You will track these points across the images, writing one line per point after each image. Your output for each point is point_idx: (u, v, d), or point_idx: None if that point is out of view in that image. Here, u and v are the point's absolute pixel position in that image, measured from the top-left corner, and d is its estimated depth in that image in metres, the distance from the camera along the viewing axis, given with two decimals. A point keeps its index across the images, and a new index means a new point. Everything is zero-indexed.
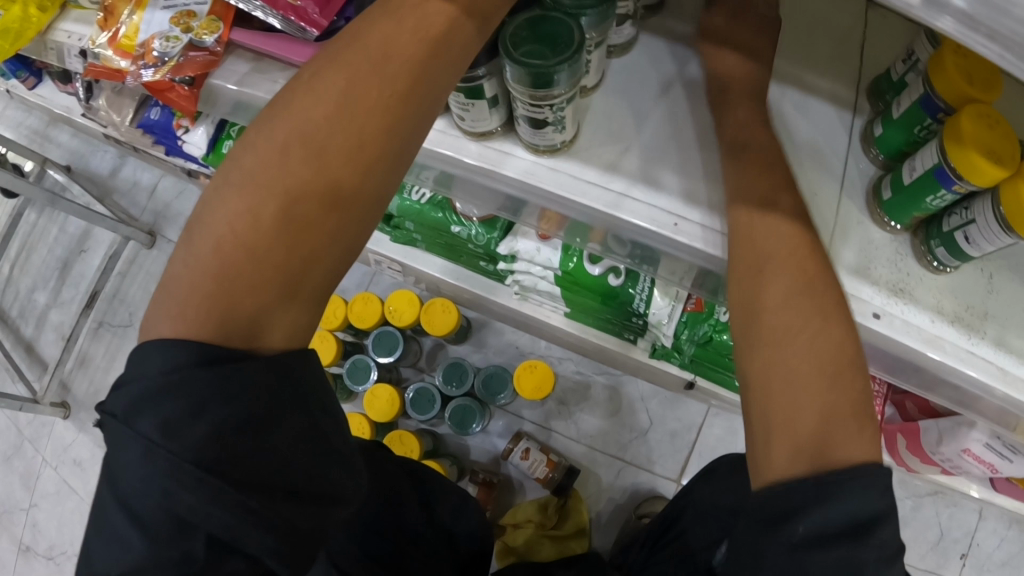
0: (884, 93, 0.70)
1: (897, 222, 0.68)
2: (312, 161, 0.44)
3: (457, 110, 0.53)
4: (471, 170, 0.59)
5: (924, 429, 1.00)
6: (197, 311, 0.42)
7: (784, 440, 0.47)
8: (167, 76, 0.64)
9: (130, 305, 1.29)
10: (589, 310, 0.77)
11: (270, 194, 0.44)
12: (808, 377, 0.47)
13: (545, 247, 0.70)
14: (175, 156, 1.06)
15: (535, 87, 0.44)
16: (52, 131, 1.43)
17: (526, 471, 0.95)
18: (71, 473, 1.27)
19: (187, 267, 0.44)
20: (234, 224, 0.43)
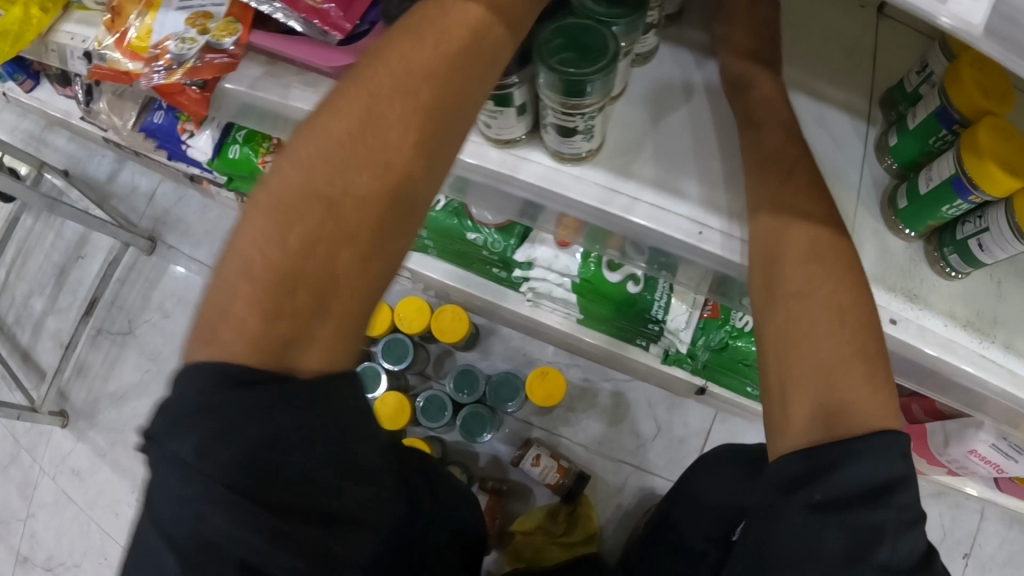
0: (897, 103, 0.71)
1: (912, 231, 0.68)
2: (343, 180, 0.43)
3: (483, 118, 0.53)
4: (493, 176, 0.59)
5: (931, 431, 1.02)
6: (234, 344, 0.41)
7: (805, 409, 0.49)
8: (182, 79, 0.63)
9: (128, 312, 1.24)
10: (604, 317, 0.76)
11: (302, 220, 0.43)
12: (829, 355, 0.50)
13: (564, 255, 0.69)
14: (176, 162, 1.04)
15: (568, 95, 0.44)
16: (49, 135, 1.41)
17: (536, 477, 0.94)
18: (69, 483, 1.24)
19: (221, 300, 0.43)
20: (268, 249, 0.43)
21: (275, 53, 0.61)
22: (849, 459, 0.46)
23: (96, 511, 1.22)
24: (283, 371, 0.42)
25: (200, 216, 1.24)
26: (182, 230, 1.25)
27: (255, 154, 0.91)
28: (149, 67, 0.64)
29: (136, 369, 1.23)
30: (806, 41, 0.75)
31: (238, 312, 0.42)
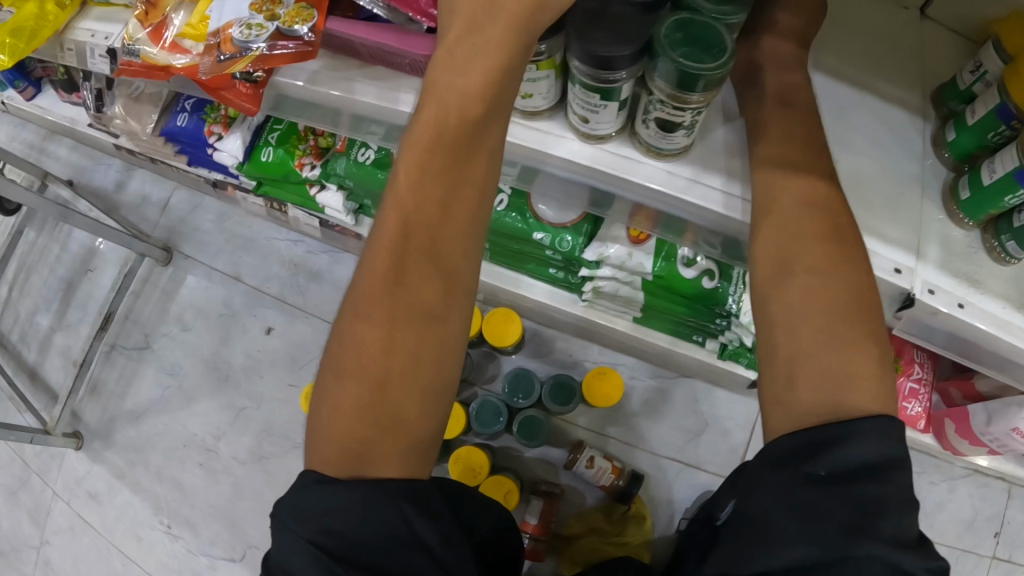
0: (948, 100, 0.71)
1: (971, 220, 0.66)
2: (405, 255, 0.50)
3: (581, 111, 0.54)
4: (586, 172, 0.60)
5: (971, 411, 0.95)
6: (356, 427, 0.48)
7: (805, 387, 0.49)
8: (249, 68, 0.59)
9: (145, 326, 1.17)
10: (671, 313, 0.78)
11: (385, 302, 0.50)
12: (822, 323, 0.50)
13: (636, 252, 0.70)
14: (197, 166, 1.01)
15: (684, 89, 0.48)
16: (51, 145, 1.36)
17: (589, 478, 0.92)
18: (85, 508, 1.18)
19: (340, 398, 0.49)
20: (369, 313, 0.50)
21: (348, 42, 0.59)
22: (845, 440, 0.45)
23: (115, 537, 1.14)
24: (400, 417, 0.50)
25: (218, 224, 1.19)
26: (199, 239, 1.19)
27: (291, 157, 0.87)
28: (209, 53, 0.61)
29: (154, 385, 1.15)
30: (861, 28, 0.73)
31: (350, 371, 0.50)
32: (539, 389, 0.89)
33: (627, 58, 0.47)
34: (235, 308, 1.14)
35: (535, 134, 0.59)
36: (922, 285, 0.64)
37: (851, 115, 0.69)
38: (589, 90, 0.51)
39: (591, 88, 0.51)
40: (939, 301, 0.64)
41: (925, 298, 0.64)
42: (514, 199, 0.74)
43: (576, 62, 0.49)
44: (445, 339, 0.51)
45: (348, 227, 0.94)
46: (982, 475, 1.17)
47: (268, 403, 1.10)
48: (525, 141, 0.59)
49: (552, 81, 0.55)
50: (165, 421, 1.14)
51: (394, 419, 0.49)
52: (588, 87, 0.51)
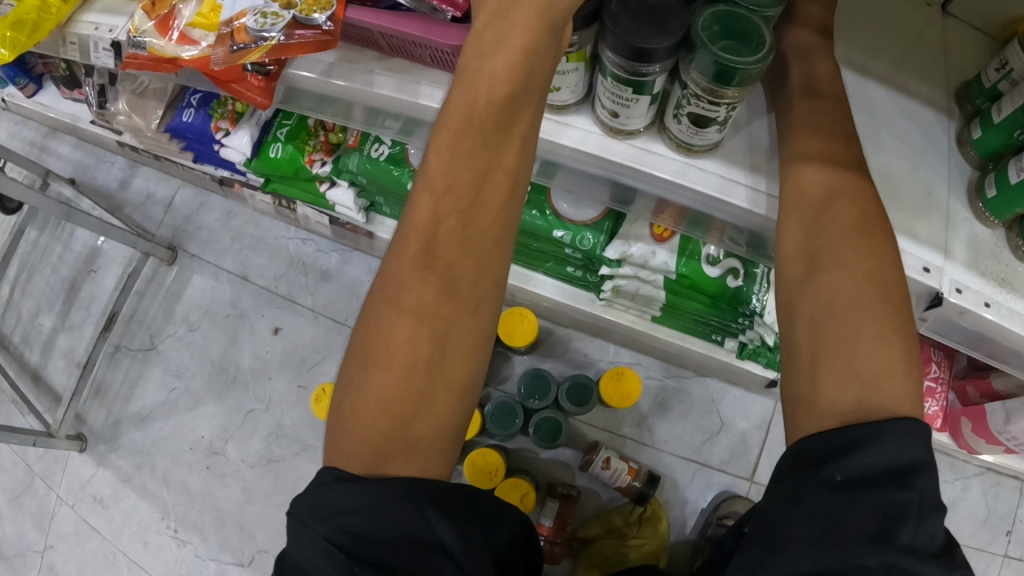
0: (974, 98, 0.69)
1: (996, 218, 0.64)
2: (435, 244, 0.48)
3: (611, 106, 0.52)
4: (613, 168, 0.57)
5: (988, 410, 0.94)
6: (380, 423, 0.47)
7: (830, 383, 0.47)
8: (264, 58, 0.56)
9: (150, 327, 1.14)
10: (693, 313, 0.76)
11: (414, 290, 0.48)
12: (848, 314, 0.48)
13: (660, 250, 0.68)
14: (203, 163, 0.99)
15: (722, 82, 0.47)
16: (52, 142, 1.34)
17: (606, 480, 0.90)
18: (92, 512, 1.15)
19: (366, 388, 0.48)
20: (397, 318, 0.48)
21: (362, 33, 0.58)
22: (870, 440, 0.43)
23: (122, 541, 1.12)
24: (422, 428, 0.47)
25: (224, 223, 1.16)
26: (205, 239, 1.16)
27: (301, 155, 0.85)
28: (221, 44, 0.58)
29: (160, 387, 1.13)
30: (886, 20, 0.71)
31: (375, 376, 0.48)
32: (556, 390, 0.86)
33: (664, 52, 0.46)
34: (243, 308, 1.12)
35: (561, 130, 0.57)
36: (949, 284, 0.63)
37: (877, 108, 0.67)
38: (621, 84, 0.49)
39: (624, 81, 0.49)
40: (966, 300, 0.63)
41: (954, 297, 0.62)
42: (533, 196, 0.72)
43: (609, 54, 0.48)
44: (471, 344, 0.50)
45: (359, 224, 0.91)
46: (996, 473, 1.15)
47: (277, 405, 1.08)
48: (546, 134, 0.57)
49: (580, 75, 0.53)
50: (172, 424, 1.11)
51: (415, 428, 0.47)
52: (620, 81, 0.49)
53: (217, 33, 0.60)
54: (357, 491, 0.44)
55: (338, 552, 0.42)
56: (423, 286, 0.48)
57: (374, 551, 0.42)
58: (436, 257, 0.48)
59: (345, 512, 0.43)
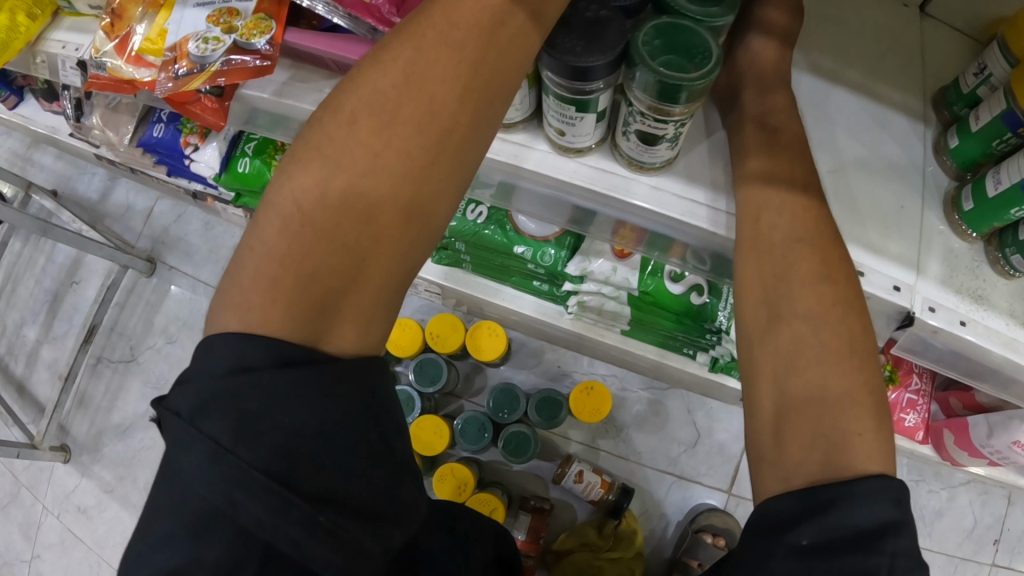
0: (952, 104, 0.67)
1: (973, 232, 0.63)
2: (372, 167, 0.44)
3: (557, 124, 0.52)
4: (567, 188, 0.57)
5: (971, 423, 0.92)
6: (269, 325, 0.41)
7: (801, 434, 0.46)
8: (207, 85, 0.59)
9: (130, 338, 1.14)
10: (662, 328, 0.75)
11: (331, 210, 0.43)
12: (812, 360, 0.47)
13: (621, 267, 0.68)
14: (176, 177, 0.98)
15: (668, 100, 0.45)
16: (35, 153, 1.34)
17: (578, 494, 0.90)
18: (77, 523, 1.16)
19: (257, 289, 0.42)
20: (300, 201, 0.43)
21: (307, 53, 0.59)
22: (842, 500, 0.41)
23: (106, 552, 1.13)
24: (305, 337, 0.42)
25: (203, 234, 1.16)
26: (184, 250, 1.16)
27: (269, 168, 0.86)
28: (165, 69, 0.60)
29: (142, 398, 1.13)
30: (858, 26, 0.69)
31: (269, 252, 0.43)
32: (525, 404, 0.86)
33: (603, 69, 0.45)
34: None
35: (512, 150, 0.56)
36: (921, 302, 0.60)
37: (846, 118, 0.65)
38: (564, 102, 0.48)
39: (566, 100, 0.48)
40: (939, 319, 0.60)
41: (926, 317, 0.60)
42: (494, 212, 0.72)
43: (548, 73, 0.47)
44: (382, 273, 0.45)
45: None
46: (983, 480, 1.13)
47: None
48: (499, 154, 0.56)
49: (525, 91, 0.52)
50: (155, 434, 1.12)
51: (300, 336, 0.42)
52: (562, 99, 0.48)
53: (162, 57, 0.61)
54: (317, 407, 0.39)
55: (291, 499, 0.36)
56: (345, 210, 0.43)
57: (329, 486, 0.38)
58: (369, 182, 0.44)
59: (296, 433, 0.38)
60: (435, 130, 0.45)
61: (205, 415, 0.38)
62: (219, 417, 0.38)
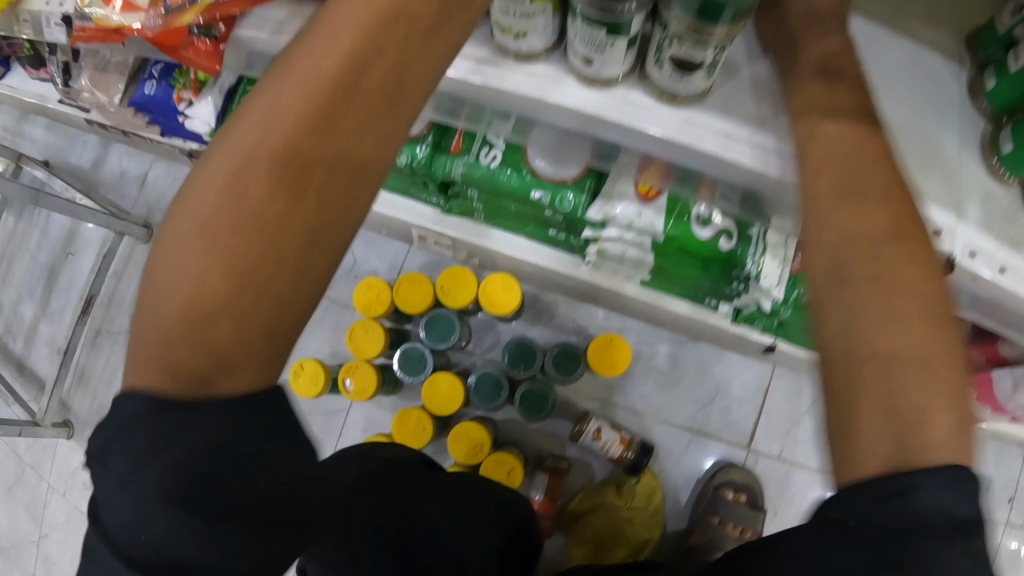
0: (986, 44, 0.58)
1: (1013, 175, 0.56)
2: (298, 158, 0.36)
3: (583, 53, 0.48)
4: (588, 122, 0.53)
5: (996, 377, 0.87)
6: (170, 366, 0.34)
7: (875, 412, 0.37)
8: (199, 18, 0.57)
9: (128, 309, 1.11)
10: (686, 276, 0.72)
11: (242, 221, 0.35)
12: (885, 317, 0.38)
13: (646, 210, 0.63)
14: (171, 137, 0.94)
15: (709, 20, 0.40)
16: (25, 125, 1.30)
17: (597, 450, 0.87)
18: (83, 500, 1.14)
19: (156, 324, 0.35)
20: (198, 214, 0.36)
21: None
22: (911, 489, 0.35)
23: None
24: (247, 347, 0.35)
25: None
26: None
27: None
28: (156, 8, 0.58)
29: None
30: None
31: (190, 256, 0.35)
32: (542, 357, 0.84)
33: None
34: None
35: (528, 83, 0.52)
36: (960, 248, 0.54)
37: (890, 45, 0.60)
38: (595, 26, 0.44)
39: (596, 23, 0.44)
40: (980, 266, 0.55)
41: (964, 263, 0.54)
42: (509, 154, 0.66)
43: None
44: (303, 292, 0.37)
45: None
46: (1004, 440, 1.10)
47: None
48: (517, 89, 0.53)
49: (548, 19, 0.47)
50: None
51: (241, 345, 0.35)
52: (592, 23, 0.44)
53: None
54: (237, 424, 0.35)
55: (217, 522, 0.33)
56: (259, 219, 0.36)
57: (257, 512, 0.34)
58: (293, 180, 0.36)
59: (204, 455, 0.33)
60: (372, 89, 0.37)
61: (110, 455, 0.34)
62: (119, 449, 0.34)
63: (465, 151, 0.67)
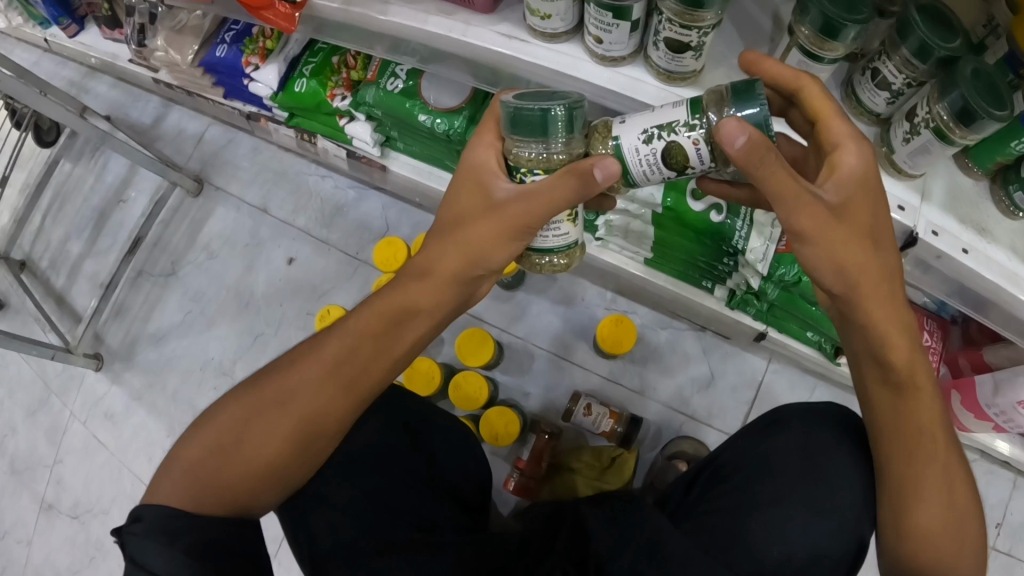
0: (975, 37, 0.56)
1: (979, 168, 0.58)
2: (315, 363, 0.57)
3: (596, 33, 0.54)
4: (601, 95, 0.59)
5: (976, 381, 0.84)
6: (198, 462, 0.54)
7: (901, 475, 0.57)
8: None
9: (172, 254, 1.20)
10: (682, 253, 0.79)
11: (242, 427, 0.55)
12: (918, 457, 0.56)
13: (648, 183, 0.74)
14: (233, 100, 1.04)
15: (696, 5, 0.47)
16: (90, 82, 1.41)
17: (589, 427, 0.93)
18: (100, 428, 1.21)
19: (225, 423, 0.56)
20: (276, 392, 0.56)
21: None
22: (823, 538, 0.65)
23: (128, 457, 1.18)
24: (375, 387, 0.59)
25: (250, 157, 1.20)
26: (230, 172, 1.21)
27: (324, 89, 0.87)
28: None
29: (179, 309, 1.18)
30: None
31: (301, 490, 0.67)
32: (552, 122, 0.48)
33: None
34: (261, 239, 1.16)
35: (555, 57, 0.58)
36: (924, 224, 0.56)
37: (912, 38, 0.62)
38: (603, 10, 0.51)
39: (605, 7, 0.50)
40: (944, 243, 0.56)
41: (929, 238, 0.56)
42: None
43: None
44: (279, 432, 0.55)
45: (374, 159, 0.93)
46: (991, 462, 1.03)
47: (286, 330, 1.12)
48: (546, 63, 0.59)
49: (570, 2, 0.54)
50: (183, 345, 1.17)
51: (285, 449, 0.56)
52: (601, 6, 0.51)
53: None
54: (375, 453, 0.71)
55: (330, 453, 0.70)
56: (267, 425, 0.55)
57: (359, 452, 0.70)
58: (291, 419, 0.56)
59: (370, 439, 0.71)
60: (334, 366, 0.57)
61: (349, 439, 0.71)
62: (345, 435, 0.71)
63: None
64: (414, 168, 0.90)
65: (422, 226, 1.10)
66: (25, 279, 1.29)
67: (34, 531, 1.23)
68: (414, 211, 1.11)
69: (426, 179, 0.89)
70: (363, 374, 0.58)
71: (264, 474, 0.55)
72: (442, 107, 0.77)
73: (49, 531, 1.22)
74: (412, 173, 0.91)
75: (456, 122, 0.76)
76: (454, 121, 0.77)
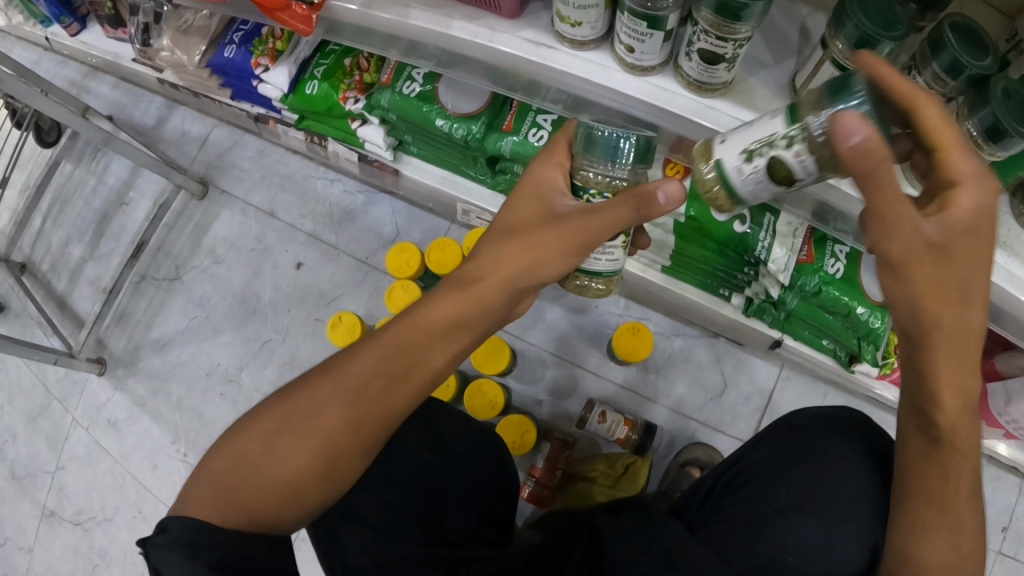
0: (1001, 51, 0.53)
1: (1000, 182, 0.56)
2: (344, 378, 0.54)
3: (627, 42, 0.52)
4: (629, 104, 0.58)
5: (989, 391, 0.83)
6: (222, 476, 0.52)
7: (924, 517, 0.55)
8: None
9: (176, 258, 1.18)
10: (702, 262, 0.78)
11: (270, 440, 0.53)
12: (942, 500, 0.54)
13: None
14: (240, 101, 1.01)
15: (732, 18, 0.46)
16: (92, 82, 1.38)
17: (603, 434, 0.92)
18: (103, 434, 1.19)
19: (254, 434, 0.54)
20: (307, 404, 0.54)
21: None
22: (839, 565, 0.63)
23: (131, 464, 1.16)
24: (393, 417, 0.55)
25: (255, 160, 1.18)
26: (235, 175, 1.19)
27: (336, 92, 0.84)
28: None
29: (183, 315, 1.16)
30: None
31: None
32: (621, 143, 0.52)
33: None
34: (267, 244, 1.14)
35: (583, 66, 0.57)
36: None
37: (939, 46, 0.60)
38: (637, 19, 0.49)
39: (639, 16, 0.49)
40: None
41: None
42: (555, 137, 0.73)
43: None
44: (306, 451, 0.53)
45: (386, 163, 0.91)
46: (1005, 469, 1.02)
47: (293, 336, 1.10)
48: (574, 71, 0.57)
49: (601, 11, 0.52)
50: (188, 351, 1.15)
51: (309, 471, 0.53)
52: (634, 15, 0.49)
53: None
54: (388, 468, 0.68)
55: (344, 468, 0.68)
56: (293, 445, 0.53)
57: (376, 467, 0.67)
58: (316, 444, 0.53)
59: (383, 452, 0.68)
60: (361, 386, 0.54)
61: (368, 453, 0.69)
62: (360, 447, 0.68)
63: (516, 130, 0.74)
64: (428, 173, 0.89)
65: (431, 232, 1.08)
66: (26, 282, 1.27)
67: (35, 538, 1.21)
68: (423, 216, 1.09)
69: (440, 185, 0.88)
70: (390, 395, 0.55)
71: (286, 496, 0.52)
72: (460, 112, 0.75)
73: (51, 539, 1.20)
74: (425, 179, 0.89)
75: (474, 128, 0.75)
76: (472, 127, 0.75)
